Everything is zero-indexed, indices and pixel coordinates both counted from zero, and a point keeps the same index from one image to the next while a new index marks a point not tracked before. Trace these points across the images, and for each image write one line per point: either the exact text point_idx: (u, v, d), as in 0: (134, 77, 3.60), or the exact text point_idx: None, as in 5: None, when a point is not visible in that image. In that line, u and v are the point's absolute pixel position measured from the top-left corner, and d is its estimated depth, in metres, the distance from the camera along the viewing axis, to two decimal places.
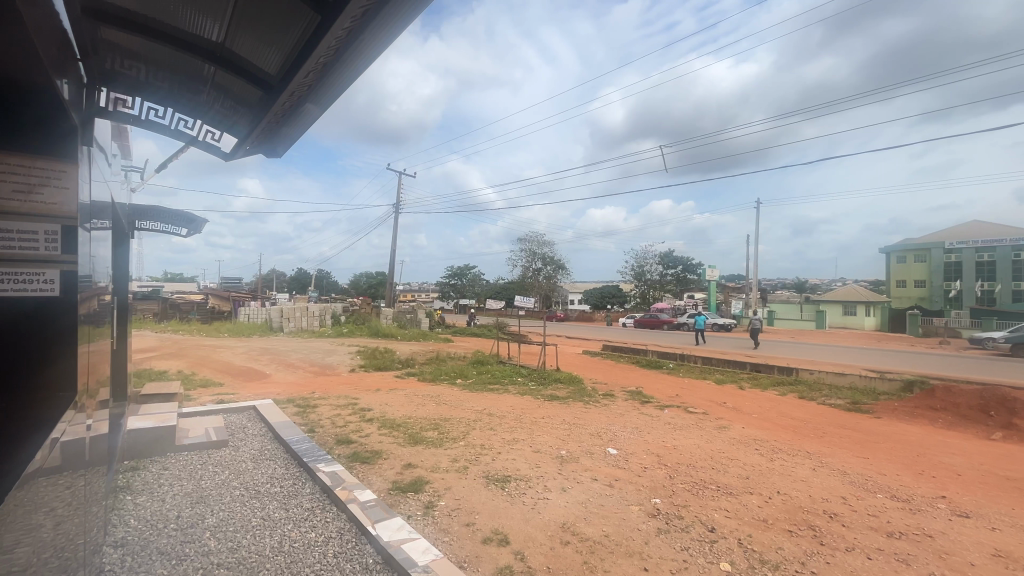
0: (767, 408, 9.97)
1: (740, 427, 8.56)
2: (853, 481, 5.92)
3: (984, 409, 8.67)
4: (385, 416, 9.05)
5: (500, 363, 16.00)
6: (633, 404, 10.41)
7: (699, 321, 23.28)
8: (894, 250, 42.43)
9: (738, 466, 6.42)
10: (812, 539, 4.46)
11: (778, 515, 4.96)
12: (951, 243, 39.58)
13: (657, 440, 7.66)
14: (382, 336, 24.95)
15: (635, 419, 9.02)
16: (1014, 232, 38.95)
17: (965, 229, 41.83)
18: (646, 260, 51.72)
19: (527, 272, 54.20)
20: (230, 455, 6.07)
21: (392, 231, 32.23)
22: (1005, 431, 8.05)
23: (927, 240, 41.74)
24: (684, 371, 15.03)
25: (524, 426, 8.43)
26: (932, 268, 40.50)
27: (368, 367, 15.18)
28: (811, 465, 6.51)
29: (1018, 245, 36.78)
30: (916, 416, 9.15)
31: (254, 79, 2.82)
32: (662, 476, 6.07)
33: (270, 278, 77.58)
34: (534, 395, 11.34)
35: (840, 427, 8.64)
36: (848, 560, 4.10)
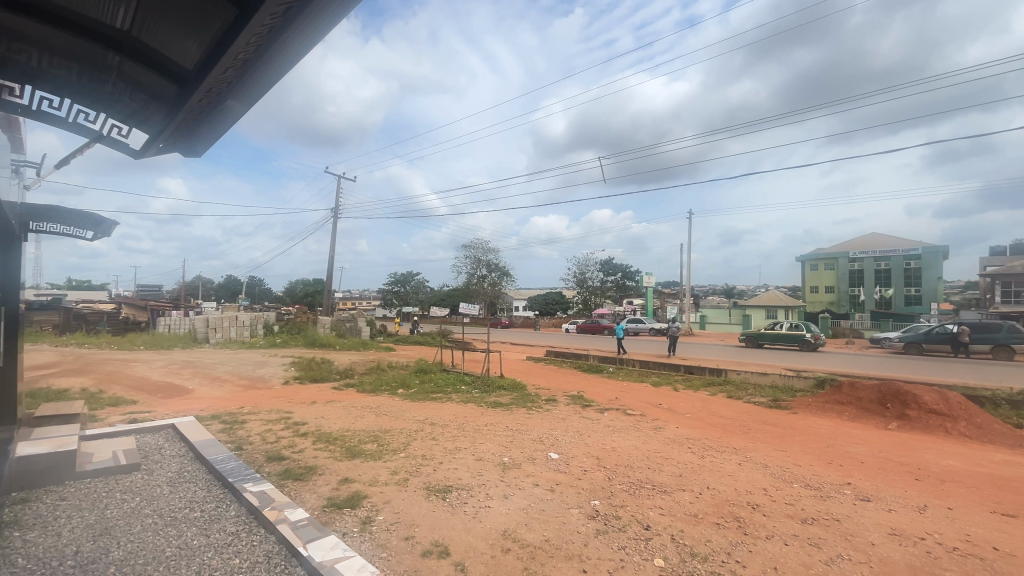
0: (698, 408, 10.51)
1: (674, 426, 8.99)
2: (773, 472, 6.38)
3: (882, 401, 9.65)
4: (320, 429, 8.63)
5: (444, 371, 15.79)
6: (575, 408, 10.63)
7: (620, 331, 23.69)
8: (808, 259, 46.43)
9: (672, 465, 6.72)
10: (737, 530, 4.74)
11: (707, 509, 5.24)
12: (854, 253, 43.95)
13: (596, 442, 7.86)
14: (319, 345, 23.88)
15: (577, 423, 9.21)
16: (905, 242, 43.79)
17: (866, 240, 46.50)
18: (588, 267, 53.21)
19: (472, 278, 54.06)
20: (142, 480, 5.54)
21: (330, 236, 30.99)
22: (898, 421, 9.01)
23: (835, 249, 45.99)
24: (622, 374, 15.57)
25: (467, 434, 8.34)
26: (839, 275, 44.74)
27: (304, 379, 14.46)
28: (737, 460, 6.95)
29: (908, 255, 41.40)
30: (827, 410, 10.03)
31: (167, 72, 2.63)
32: (601, 478, 6.22)
33: (195, 286, 72.02)
34: (478, 402, 11.29)
35: (762, 423, 9.30)
36: (768, 547, 4.40)
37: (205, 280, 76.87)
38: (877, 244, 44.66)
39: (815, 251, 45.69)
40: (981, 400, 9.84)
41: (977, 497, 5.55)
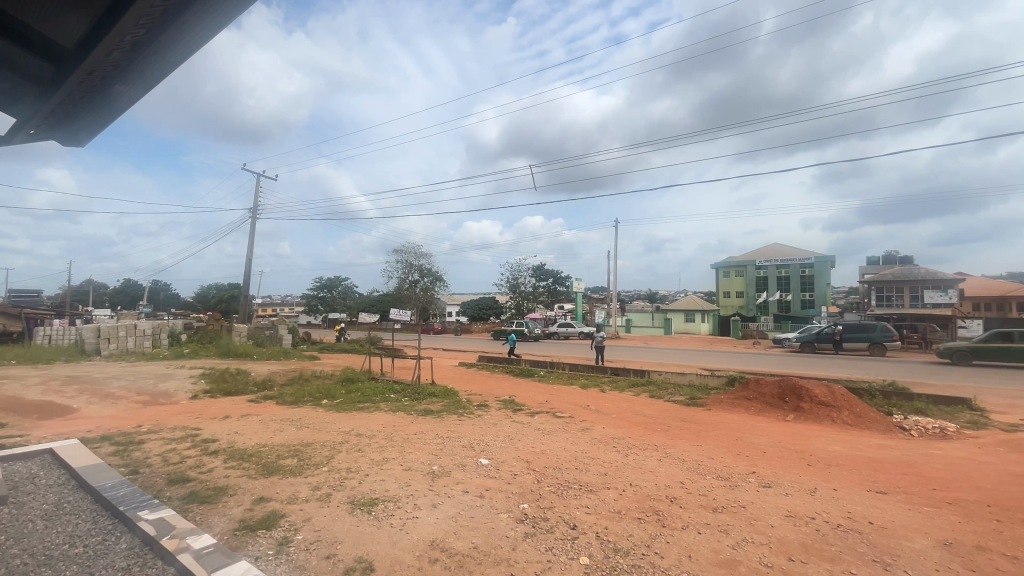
0: (623, 408, 10.99)
1: (600, 427, 9.32)
2: (689, 466, 6.81)
3: (781, 396, 10.64)
4: (233, 446, 7.98)
5: (373, 379, 15.23)
6: (506, 413, 10.68)
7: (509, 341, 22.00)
8: (721, 266, 50.37)
9: (598, 464, 6.96)
10: (656, 523, 4.99)
11: (630, 505, 5.47)
12: (760, 261, 48.32)
13: (526, 446, 7.96)
14: (235, 355, 22.10)
15: (507, 428, 9.28)
16: (801, 252, 48.81)
17: (769, 249, 51.23)
18: (520, 273, 54.03)
19: (403, 284, 52.84)
20: (9, 515, 4.81)
21: (248, 238, 28.92)
22: (796, 413, 9.98)
23: (743, 258, 50.25)
24: (553, 378, 15.92)
25: (395, 444, 8.11)
26: (748, 281, 48.91)
27: (215, 392, 13.28)
28: (657, 456, 7.33)
29: (804, 263, 46.10)
30: (736, 406, 10.89)
31: (39, 49, 2.32)
32: (531, 481, 6.30)
33: (84, 292, 63.94)
34: (407, 411, 11.02)
35: (680, 420, 9.89)
36: (683, 537, 4.68)
37: (97, 285, 68.49)
38: (778, 253, 49.34)
39: (727, 259, 49.72)
40: (861, 391, 11.16)
41: (856, 478, 6.28)
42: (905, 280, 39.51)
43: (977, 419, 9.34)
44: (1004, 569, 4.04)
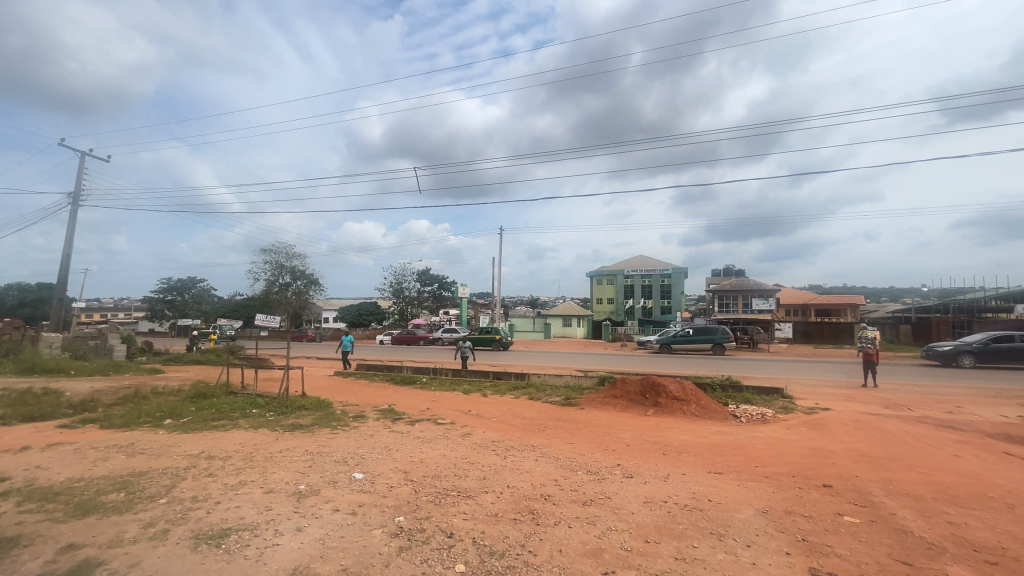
0: (503, 412, 11.20)
1: (481, 431, 9.40)
2: (562, 463, 7.19)
3: (643, 392, 11.77)
4: (32, 484, 6.43)
5: (231, 393, 13.53)
6: (384, 423, 10.22)
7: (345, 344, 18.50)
8: (595, 275, 54.59)
9: (478, 469, 6.99)
10: (530, 522, 5.15)
11: (507, 507, 5.57)
12: (628, 271, 53.33)
13: (404, 456, 7.68)
14: (41, 371, 17.99)
15: (385, 438, 8.88)
16: (660, 264, 54.93)
17: (636, 260, 56.73)
18: (404, 277, 52.70)
19: (272, 286, 48.09)
20: None
21: (66, 229, 23.90)
22: (654, 407, 11.13)
23: (614, 268, 54.97)
24: (435, 384, 15.69)
25: (255, 465, 7.27)
26: (617, 289, 53.67)
27: (9, 418, 10.63)
28: (534, 456, 7.61)
29: (663, 274, 51.91)
30: (606, 403, 11.80)
31: None
32: (407, 493, 6.07)
33: None
34: (272, 427, 9.97)
35: (556, 420, 10.40)
36: (555, 532, 4.89)
37: None
38: (642, 264, 54.82)
39: (600, 268, 54.04)
40: (704, 386, 12.84)
41: (700, 462, 7.20)
42: (740, 290, 46.60)
43: (786, 404, 11.34)
44: (803, 527, 4.92)
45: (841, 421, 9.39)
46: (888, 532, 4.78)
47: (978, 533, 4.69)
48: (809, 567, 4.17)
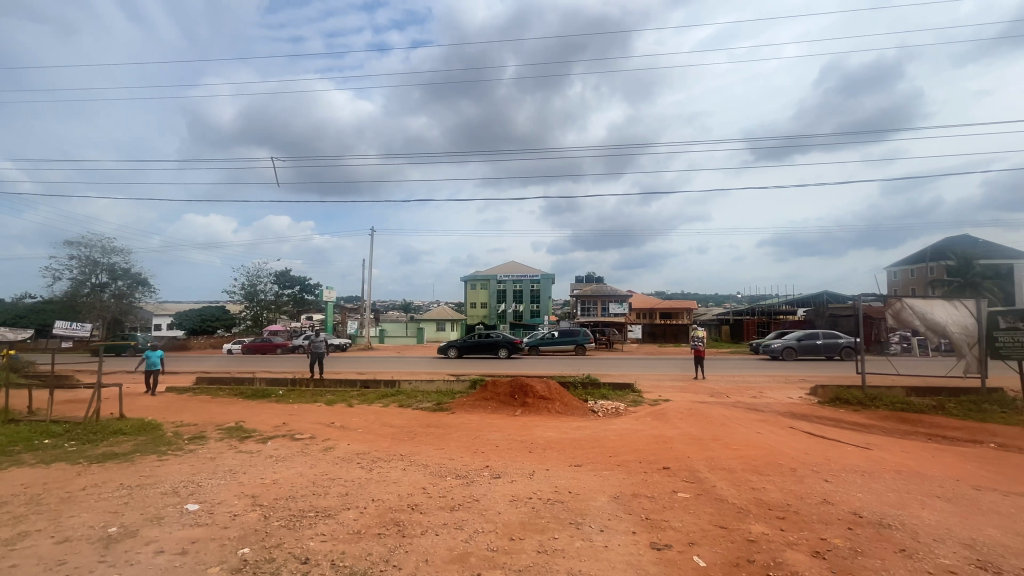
0: (370, 422, 10.66)
1: (345, 444, 8.81)
2: (431, 471, 7.06)
3: (512, 393, 12.16)
4: None
5: (11, 422, 10.68)
6: (230, 443, 9.00)
7: (153, 357, 15.38)
8: (469, 279, 55.55)
9: (340, 484, 6.53)
10: (396, 535, 4.95)
11: (371, 522, 5.29)
12: (500, 276, 55.05)
13: (253, 479, 6.83)
14: None
15: (230, 461, 7.81)
16: (531, 270, 57.75)
17: (508, 266, 58.73)
18: (260, 278, 47.55)
19: (81, 287, 39.54)
20: None
21: None
22: (522, 408, 11.58)
23: (488, 273, 56.33)
24: (293, 396, 14.34)
25: (45, 510, 5.81)
26: (490, 294, 55.08)
27: None
28: (402, 466, 7.36)
29: (533, 280, 54.48)
30: (477, 406, 11.95)
31: None
32: (255, 520, 5.41)
33: None
34: (73, 459, 8.11)
35: (426, 426, 10.23)
36: (422, 543, 4.77)
37: None
38: (514, 269, 56.97)
39: (474, 273, 55.00)
40: (568, 384, 13.75)
41: (563, 457, 7.68)
42: (599, 295, 51.17)
43: (636, 398, 12.67)
44: (646, 507, 5.51)
45: (678, 410, 10.79)
46: (711, 502, 5.59)
47: (772, 495, 5.74)
48: (651, 542, 4.69)
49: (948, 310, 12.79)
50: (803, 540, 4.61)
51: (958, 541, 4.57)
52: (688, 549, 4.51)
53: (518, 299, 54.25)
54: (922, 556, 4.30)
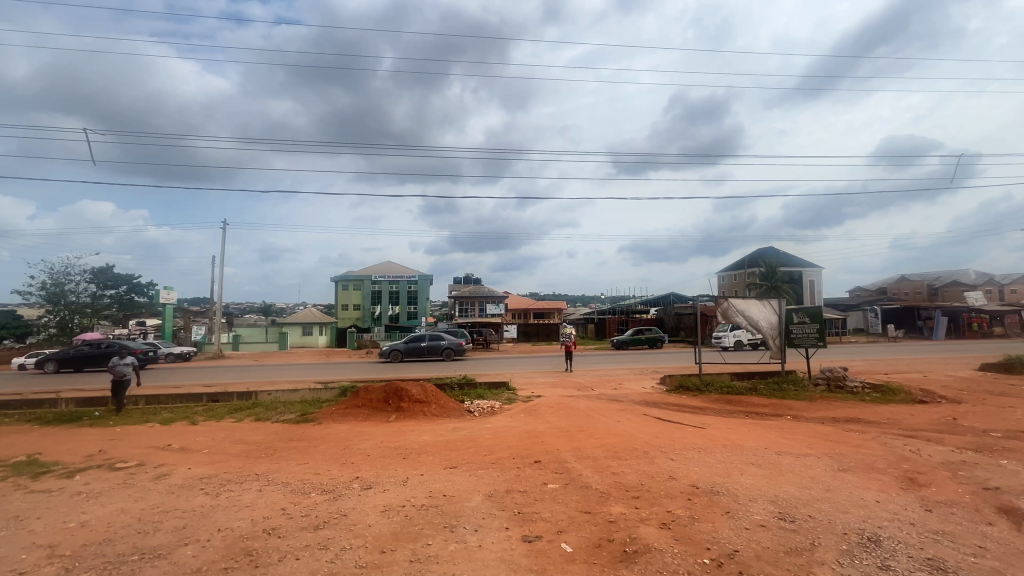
0: (218, 440, 9.36)
1: (185, 468, 7.60)
2: (292, 489, 6.41)
3: (386, 399, 11.66)
4: None
5: None
6: (17, 482, 7.14)
7: None
8: (340, 279, 52.50)
9: (176, 516, 5.60)
10: (248, 566, 4.38)
11: (215, 556, 4.61)
12: (375, 277, 52.75)
13: (52, 524, 5.51)
14: None
15: (17, 505, 6.20)
16: (408, 271, 56.29)
17: (384, 266, 56.49)
18: (69, 277, 38.96)
19: None
20: None
21: None
22: (397, 413, 11.18)
23: (361, 273, 53.60)
24: (115, 417, 11.95)
25: None
26: (364, 295, 52.45)
27: None
28: (257, 487, 6.57)
29: (410, 281, 53.08)
30: (348, 415, 11.21)
31: None
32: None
33: None
34: None
35: (287, 440, 9.30)
36: (280, 570, 4.29)
37: None
38: (390, 270, 55.00)
39: (346, 273, 52.06)
40: (445, 386, 13.64)
41: (439, 460, 7.57)
42: (477, 296, 51.90)
43: (511, 396, 13.05)
44: (519, 501, 5.68)
45: (549, 405, 11.38)
46: (577, 489, 5.99)
47: (629, 476, 6.34)
48: (523, 535, 4.83)
49: (760, 309, 15.44)
50: (653, 515, 5.15)
51: (767, 499, 5.52)
52: (556, 537, 4.75)
53: (394, 301, 52.52)
54: (741, 515, 5.12)
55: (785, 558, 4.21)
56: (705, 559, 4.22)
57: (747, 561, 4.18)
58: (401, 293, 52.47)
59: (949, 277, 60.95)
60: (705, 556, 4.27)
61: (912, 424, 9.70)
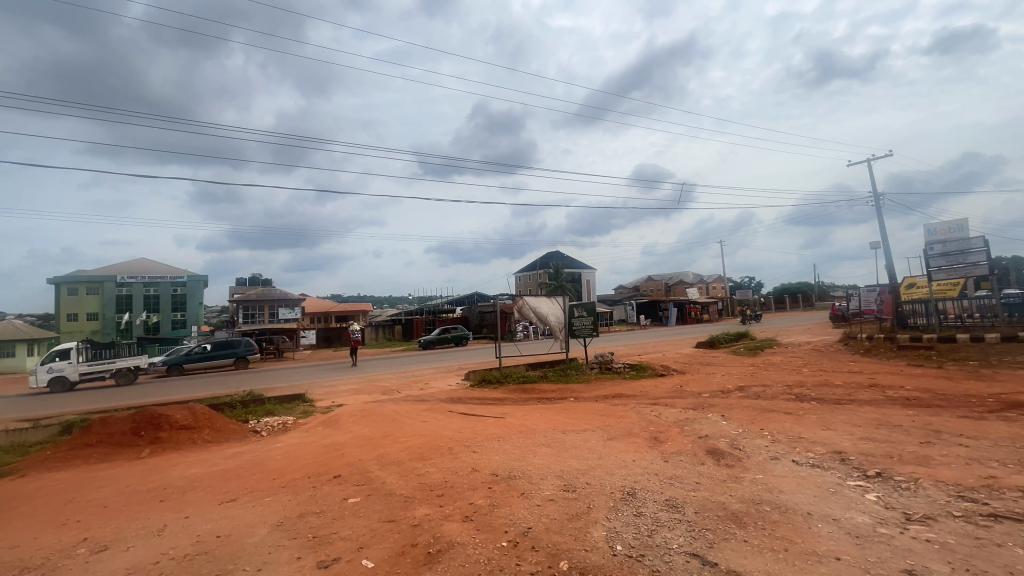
0: None
1: None
2: None
3: (135, 430, 9.29)
4: None
5: None
6: None
7: None
8: (65, 281, 40.23)
9: None
10: None
11: None
12: (122, 277, 41.93)
13: None
14: None
15: None
16: (173, 270, 46.26)
17: (135, 264, 45.29)
18: None
19: None
20: None
21: None
22: (152, 446, 9.00)
23: (99, 273, 41.89)
24: None
25: None
26: (104, 300, 41.07)
27: None
28: None
29: (175, 282, 43.72)
30: (72, 459, 8.54)
31: None
32: None
33: None
34: None
35: None
36: None
37: None
38: (146, 269, 44.47)
39: (74, 273, 40.17)
40: (222, 406, 11.59)
41: (211, 496, 6.34)
42: (266, 299, 45.85)
43: (308, 408, 11.82)
44: (313, 524, 5.15)
45: (352, 414, 10.72)
46: (380, 499, 5.74)
47: (433, 476, 6.37)
48: (318, 562, 4.38)
49: (548, 306, 17.44)
50: (456, 510, 5.27)
51: (554, 475, 6.21)
52: (356, 556, 4.45)
53: (152, 307, 42.51)
54: (533, 493, 5.64)
55: (568, 524, 4.79)
56: (503, 542, 4.50)
57: (539, 534, 4.62)
58: (161, 297, 42.78)
59: (677, 278, 79.47)
60: (504, 540, 4.55)
61: (655, 393, 12.23)
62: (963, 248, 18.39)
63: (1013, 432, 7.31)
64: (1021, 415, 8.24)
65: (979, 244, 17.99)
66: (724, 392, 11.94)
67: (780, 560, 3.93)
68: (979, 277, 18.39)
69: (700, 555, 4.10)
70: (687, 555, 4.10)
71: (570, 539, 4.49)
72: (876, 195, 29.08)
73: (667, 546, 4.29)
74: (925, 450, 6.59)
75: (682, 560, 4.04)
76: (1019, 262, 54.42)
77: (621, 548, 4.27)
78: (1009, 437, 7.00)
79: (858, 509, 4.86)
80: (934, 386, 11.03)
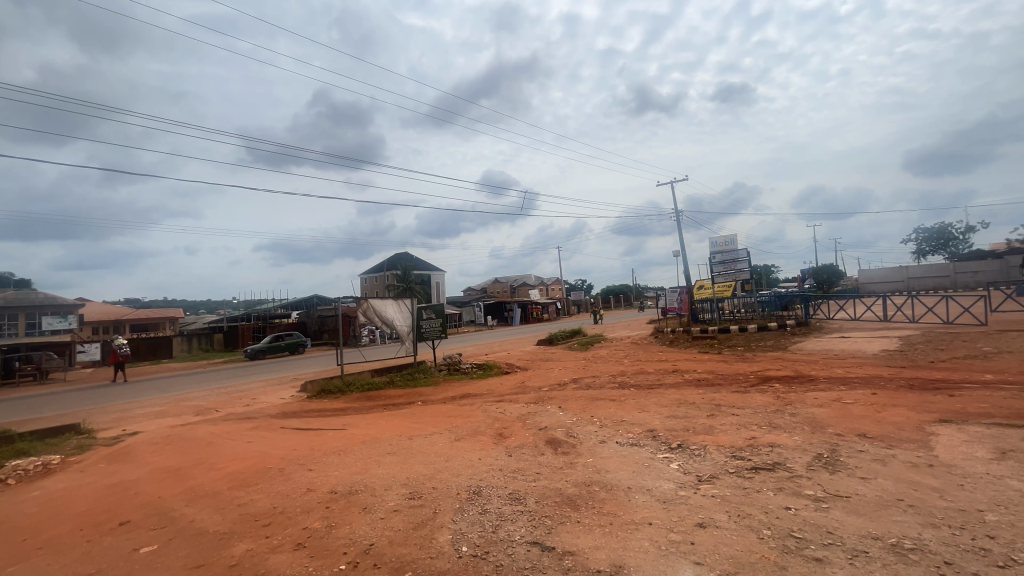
0: None
1: None
2: None
3: None
4: None
5: None
6: None
7: None
8: None
9: None
10: None
11: None
12: None
13: None
14: None
15: None
16: None
17: None
18: None
19: None
20: None
21: None
22: None
23: None
24: None
25: None
26: None
27: None
28: None
29: None
30: None
31: None
32: None
33: None
34: None
35: None
36: None
37: None
38: None
39: None
40: None
41: None
42: (19, 305, 35.05)
43: (83, 442, 9.40)
44: None
45: (149, 442, 8.85)
46: (186, 541, 4.83)
47: (258, 504, 5.60)
48: None
49: (394, 310, 16.84)
50: (286, 539, 4.69)
51: (399, 484, 5.97)
52: None
53: None
54: (376, 506, 5.34)
55: (413, 533, 4.64)
56: (341, 566, 4.15)
57: (382, 549, 4.38)
58: None
59: (521, 280, 84.34)
60: (342, 562, 4.20)
61: (501, 391, 12.72)
62: (734, 257, 23.15)
63: (765, 400, 9.44)
64: (770, 387, 10.68)
65: (743, 255, 22.84)
66: (561, 384, 13.01)
67: (606, 533, 4.38)
68: (743, 280, 23.32)
69: (539, 542, 4.34)
70: (528, 544, 4.31)
71: (414, 549, 4.34)
72: (677, 213, 34.77)
73: (510, 539, 4.44)
74: (710, 421, 8.07)
75: (524, 549, 4.23)
76: (766, 268, 70.88)
77: (466, 549, 4.29)
78: (763, 405, 9.01)
79: (665, 478, 5.70)
80: (715, 369, 13.63)
